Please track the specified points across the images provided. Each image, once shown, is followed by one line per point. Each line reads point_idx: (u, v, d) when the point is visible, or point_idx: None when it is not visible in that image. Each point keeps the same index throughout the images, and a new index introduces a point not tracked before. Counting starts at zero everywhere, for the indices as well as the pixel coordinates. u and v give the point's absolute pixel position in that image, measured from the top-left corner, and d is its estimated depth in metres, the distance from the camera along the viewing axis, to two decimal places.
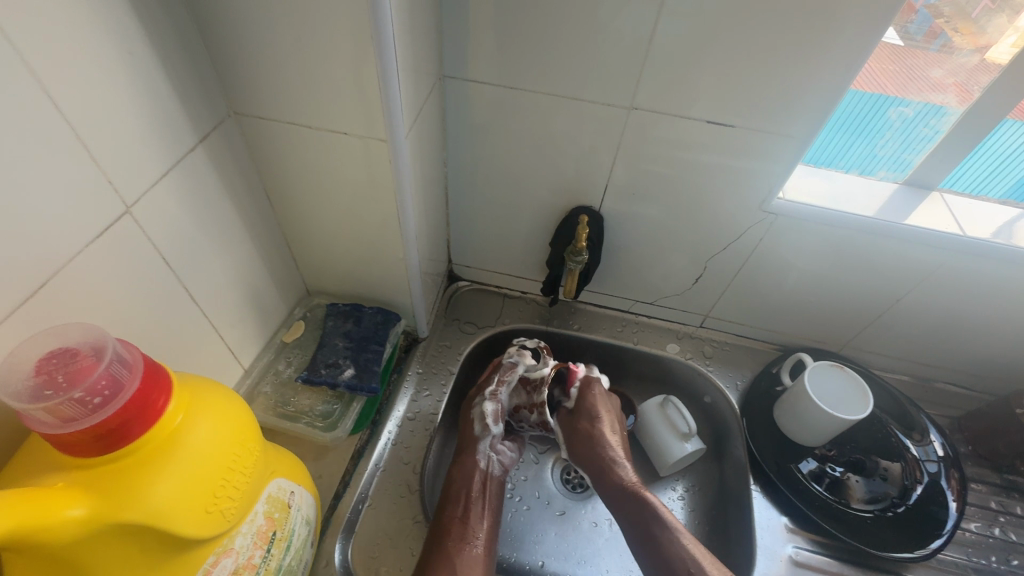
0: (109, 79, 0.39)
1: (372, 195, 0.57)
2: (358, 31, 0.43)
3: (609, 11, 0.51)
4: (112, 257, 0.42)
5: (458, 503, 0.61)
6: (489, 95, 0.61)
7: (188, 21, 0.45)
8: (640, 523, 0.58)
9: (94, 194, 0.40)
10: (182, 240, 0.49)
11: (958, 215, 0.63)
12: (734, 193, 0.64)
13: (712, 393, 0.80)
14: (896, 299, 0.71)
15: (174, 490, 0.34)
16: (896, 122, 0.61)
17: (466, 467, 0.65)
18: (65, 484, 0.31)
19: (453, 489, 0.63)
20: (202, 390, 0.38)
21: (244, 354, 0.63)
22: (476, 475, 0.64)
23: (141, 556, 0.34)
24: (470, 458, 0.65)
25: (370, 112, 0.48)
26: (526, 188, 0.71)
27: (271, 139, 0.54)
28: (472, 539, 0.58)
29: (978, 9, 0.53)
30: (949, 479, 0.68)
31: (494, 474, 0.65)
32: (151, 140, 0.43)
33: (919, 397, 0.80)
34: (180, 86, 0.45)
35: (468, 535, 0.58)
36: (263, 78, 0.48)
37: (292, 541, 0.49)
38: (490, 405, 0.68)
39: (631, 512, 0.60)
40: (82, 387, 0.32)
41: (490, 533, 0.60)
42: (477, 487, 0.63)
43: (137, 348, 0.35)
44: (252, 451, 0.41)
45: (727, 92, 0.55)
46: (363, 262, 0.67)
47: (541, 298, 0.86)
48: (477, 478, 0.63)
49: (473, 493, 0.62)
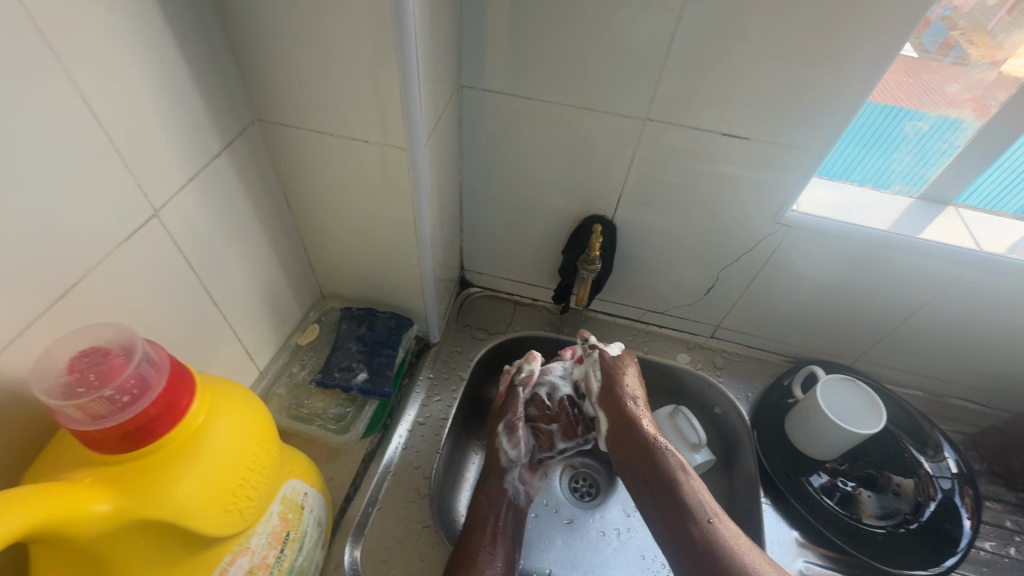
0: (140, 87, 0.40)
1: (389, 201, 0.58)
2: (380, 43, 0.44)
3: (628, 23, 0.52)
4: (138, 259, 0.43)
5: (484, 530, 0.61)
6: (505, 104, 0.62)
7: (217, 28, 0.46)
8: (665, 480, 0.57)
9: (124, 196, 0.41)
10: (204, 243, 0.50)
11: (973, 230, 0.63)
12: (749, 205, 0.64)
13: (722, 404, 0.79)
14: (909, 314, 0.70)
15: (196, 488, 0.34)
16: (912, 136, 0.61)
17: (492, 490, 0.64)
18: (91, 480, 0.32)
19: (479, 513, 0.63)
20: (223, 390, 0.39)
21: (260, 355, 0.64)
22: (503, 502, 0.64)
23: (160, 552, 0.35)
24: (497, 485, 0.65)
25: (390, 120, 0.49)
26: (540, 197, 0.71)
27: (293, 145, 0.55)
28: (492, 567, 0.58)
29: (995, 22, 0.53)
30: (964, 496, 0.67)
31: (517, 504, 0.66)
32: (178, 145, 0.44)
33: (932, 413, 0.79)
34: (206, 92, 0.46)
35: (492, 563, 0.59)
36: (287, 85, 0.49)
37: (304, 542, 0.49)
38: (507, 436, 0.67)
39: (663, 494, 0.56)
40: (112, 385, 0.32)
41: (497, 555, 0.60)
42: (501, 516, 0.63)
43: (165, 348, 0.36)
44: (269, 452, 0.42)
45: (742, 103, 0.55)
46: (377, 267, 0.68)
47: (552, 306, 0.86)
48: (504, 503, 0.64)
49: (497, 524, 0.62)
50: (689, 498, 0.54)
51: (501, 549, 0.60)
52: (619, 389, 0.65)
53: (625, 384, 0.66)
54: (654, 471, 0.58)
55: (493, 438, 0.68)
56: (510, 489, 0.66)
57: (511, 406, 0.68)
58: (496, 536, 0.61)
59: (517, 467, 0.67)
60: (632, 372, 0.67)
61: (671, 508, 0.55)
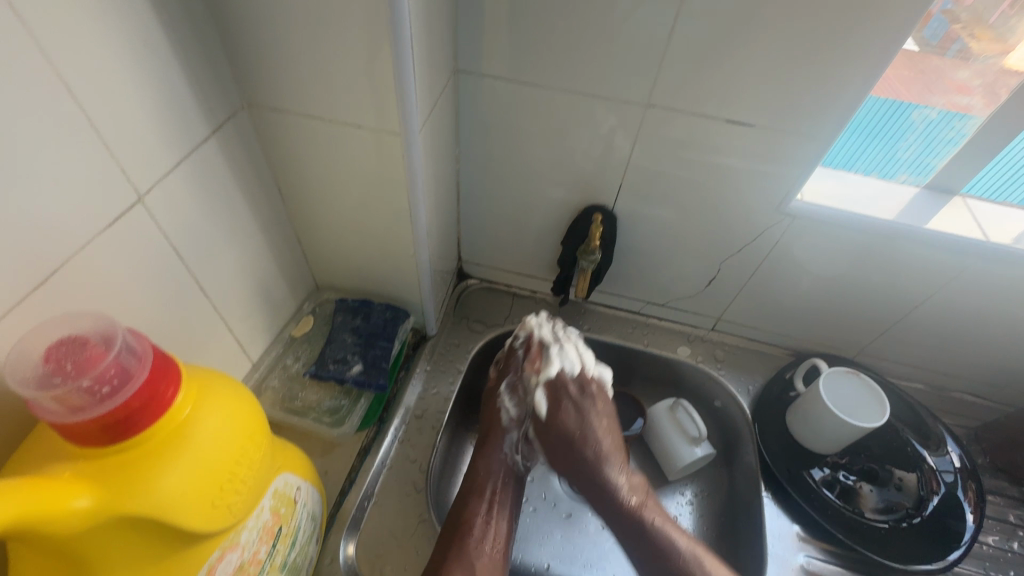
0: (121, 69, 0.38)
1: (384, 190, 0.56)
2: (373, 24, 0.42)
3: (629, 6, 0.50)
4: (123, 248, 0.42)
5: (481, 499, 0.60)
6: (503, 90, 0.60)
7: (204, 9, 0.44)
8: (647, 545, 0.56)
9: (106, 181, 0.39)
10: (192, 232, 0.48)
11: (980, 220, 0.61)
12: (752, 195, 0.62)
13: (722, 397, 0.78)
14: (914, 306, 0.69)
15: (182, 482, 0.33)
16: (919, 125, 0.59)
17: (491, 460, 0.62)
18: (72, 474, 0.31)
19: (476, 482, 0.61)
20: (211, 382, 0.38)
21: (252, 347, 0.63)
22: (502, 471, 0.62)
23: (146, 548, 0.34)
24: (491, 452, 0.63)
25: (384, 106, 0.48)
26: (538, 187, 0.70)
27: (285, 131, 0.53)
28: (487, 540, 0.57)
29: (996, 16, 0.52)
30: (967, 490, 0.66)
31: (517, 471, 0.64)
32: (163, 130, 0.43)
33: (935, 406, 0.79)
34: (193, 75, 0.45)
35: (488, 534, 0.57)
36: (277, 69, 0.48)
37: (297, 537, 0.48)
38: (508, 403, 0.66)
39: (631, 534, 0.57)
40: (91, 374, 0.31)
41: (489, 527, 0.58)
42: (499, 484, 0.61)
43: (147, 338, 0.35)
44: (259, 445, 0.40)
45: (745, 90, 0.54)
46: (372, 257, 0.67)
47: (551, 298, 0.85)
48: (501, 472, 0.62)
49: (495, 493, 0.60)
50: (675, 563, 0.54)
51: (497, 522, 0.59)
52: (572, 453, 0.62)
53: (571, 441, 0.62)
54: (631, 531, 0.57)
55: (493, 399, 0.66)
56: (510, 455, 0.64)
57: (511, 366, 0.68)
58: (493, 505, 0.60)
59: (515, 429, 0.65)
60: (573, 420, 0.62)
61: (636, 546, 0.56)
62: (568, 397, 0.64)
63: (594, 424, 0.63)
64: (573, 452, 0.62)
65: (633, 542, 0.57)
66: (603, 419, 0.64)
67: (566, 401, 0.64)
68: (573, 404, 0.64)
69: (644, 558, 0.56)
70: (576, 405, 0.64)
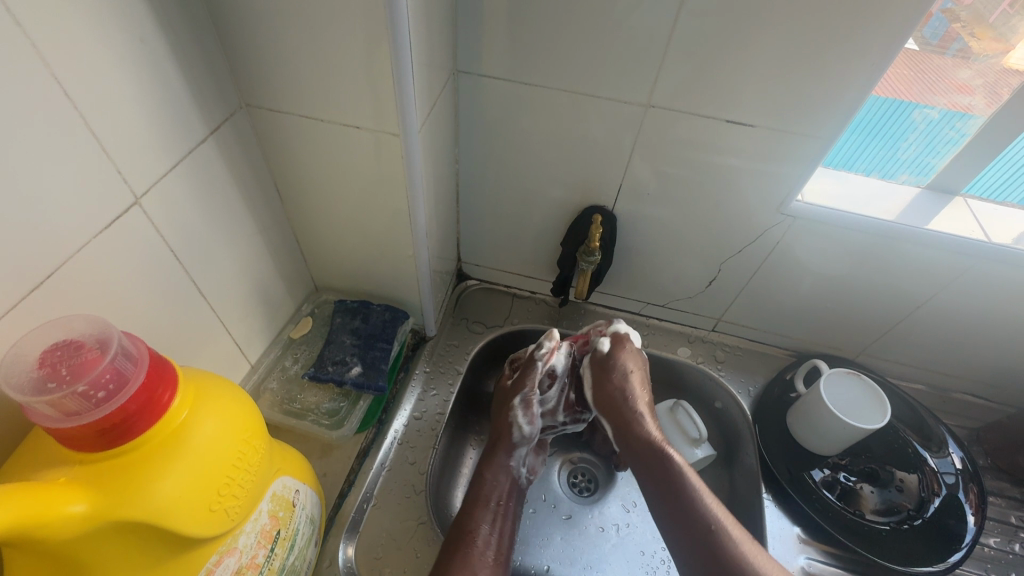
0: (118, 71, 0.38)
1: (383, 190, 0.56)
2: (371, 25, 0.42)
3: (629, 6, 0.50)
4: (120, 250, 0.42)
5: (486, 508, 0.59)
6: (502, 90, 0.60)
7: (201, 9, 0.44)
8: (668, 488, 0.54)
9: (103, 184, 0.39)
10: (190, 233, 0.48)
11: (981, 220, 0.61)
12: (753, 195, 0.62)
13: (723, 398, 0.77)
14: (915, 307, 0.69)
15: (179, 487, 0.33)
16: (920, 124, 0.59)
17: (497, 470, 0.63)
18: (67, 479, 0.30)
19: (481, 492, 0.61)
20: (208, 385, 0.38)
21: (251, 349, 0.62)
22: (507, 484, 0.62)
23: (142, 553, 0.34)
24: (501, 464, 0.63)
25: (383, 107, 0.48)
26: (538, 188, 0.70)
27: (282, 132, 0.53)
28: (489, 549, 0.56)
29: (996, 14, 0.52)
30: (968, 492, 0.66)
31: (519, 484, 0.64)
32: (160, 132, 0.43)
33: (935, 407, 0.78)
34: (190, 76, 0.45)
35: (489, 543, 0.57)
36: (275, 69, 0.48)
37: (296, 540, 0.48)
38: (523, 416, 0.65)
39: (656, 474, 0.55)
40: (86, 380, 0.31)
41: (494, 538, 0.58)
42: (503, 496, 0.61)
43: (143, 341, 0.34)
44: (257, 449, 0.40)
45: (746, 91, 0.54)
46: (371, 258, 0.66)
47: (551, 299, 0.85)
48: (507, 485, 0.62)
49: (500, 504, 0.60)
50: (689, 497, 0.52)
51: (498, 531, 0.58)
52: (615, 384, 0.64)
53: (622, 374, 0.64)
54: (655, 470, 0.56)
55: (507, 410, 0.66)
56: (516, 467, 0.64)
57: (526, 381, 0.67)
58: (496, 515, 0.59)
59: (526, 445, 0.65)
60: (630, 359, 0.65)
61: (659, 482, 0.55)
62: (620, 350, 0.66)
63: (637, 374, 0.64)
64: (611, 398, 0.63)
65: (656, 480, 0.55)
66: (642, 380, 0.65)
67: (622, 349, 0.66)
68: (630, 357, 0.66)
69: (664, 494, 0.53)
70: (633, 357, 0.66)
